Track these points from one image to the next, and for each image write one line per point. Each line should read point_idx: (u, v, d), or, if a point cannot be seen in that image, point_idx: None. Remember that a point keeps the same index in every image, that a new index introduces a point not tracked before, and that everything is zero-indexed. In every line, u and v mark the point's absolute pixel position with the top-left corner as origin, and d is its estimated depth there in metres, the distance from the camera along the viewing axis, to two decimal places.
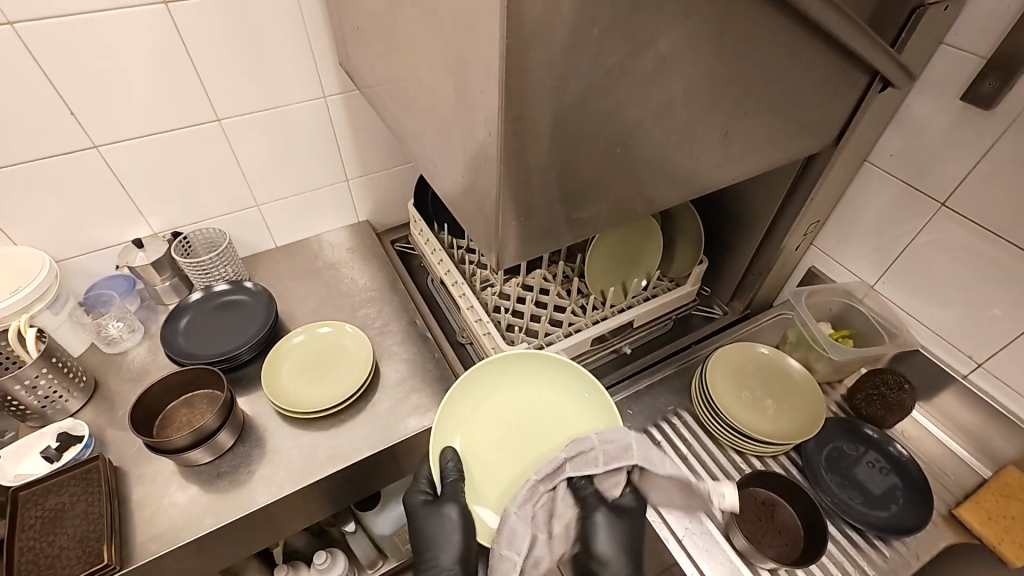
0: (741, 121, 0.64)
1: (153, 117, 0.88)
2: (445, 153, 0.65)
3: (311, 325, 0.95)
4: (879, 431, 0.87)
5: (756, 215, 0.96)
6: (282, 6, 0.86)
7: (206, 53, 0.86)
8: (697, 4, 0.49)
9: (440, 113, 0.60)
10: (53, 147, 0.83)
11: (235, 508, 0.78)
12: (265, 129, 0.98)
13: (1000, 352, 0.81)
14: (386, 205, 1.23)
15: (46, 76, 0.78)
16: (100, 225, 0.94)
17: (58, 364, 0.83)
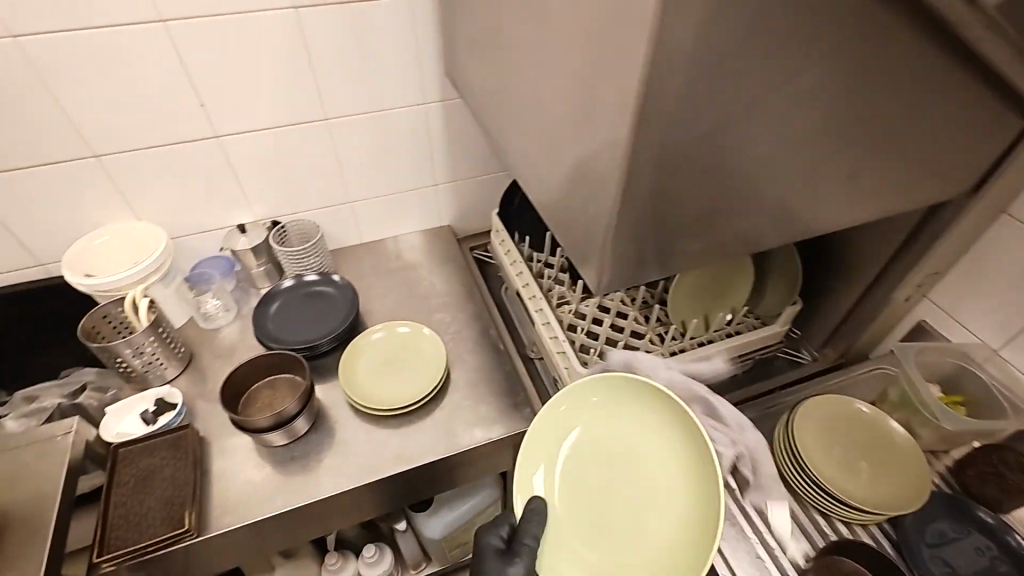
0: (873, 162, 0.59)
1: (268, 113, 0.94)
2: (549, 170, 0.64)
3: (391, 324, 0.96)
4: (999, 516, 0.76)
5: (865, 259, 0.89)
6: (399, 15, 0.90)
7: (325, 55, 0.90)
8: (850, 38, 0.46)
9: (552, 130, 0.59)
10: (182, 134, 0.91)
11: (304, 493, 0.81)
12: (367, 130, 1.02)
13: None
14: (470, 212, 1.25)
15: (185, 69, 0.84)
16: (210, 209, 1.01)
17: (162, 334, 0.90)
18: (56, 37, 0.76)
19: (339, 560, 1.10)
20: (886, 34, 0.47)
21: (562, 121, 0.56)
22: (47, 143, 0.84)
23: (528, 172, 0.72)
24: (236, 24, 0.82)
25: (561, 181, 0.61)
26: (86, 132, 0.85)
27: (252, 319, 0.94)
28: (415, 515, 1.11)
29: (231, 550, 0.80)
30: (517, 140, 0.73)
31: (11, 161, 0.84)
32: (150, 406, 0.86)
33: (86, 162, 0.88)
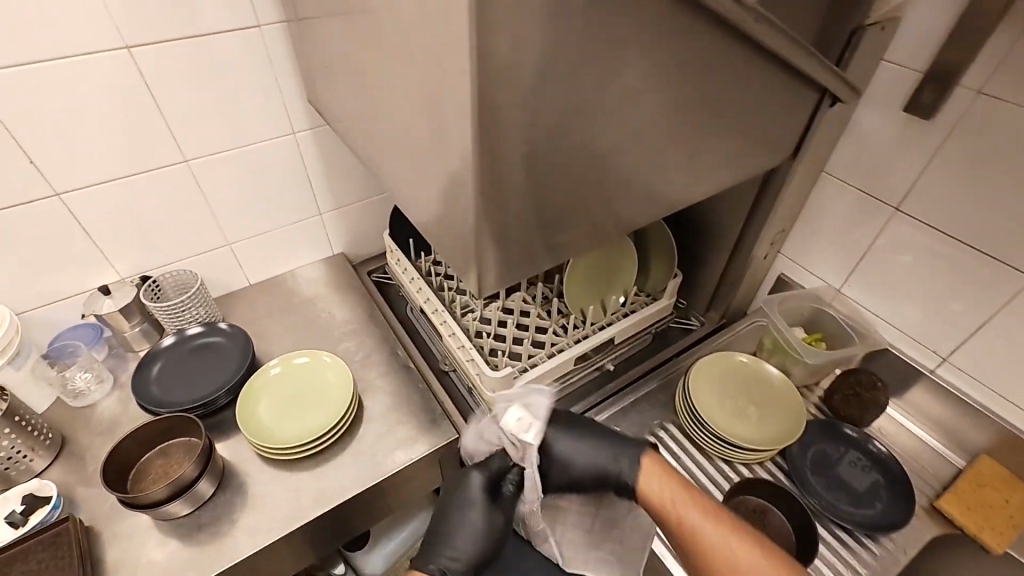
0: (704, 141, 0.66)
1: (117, 163, 0.87)
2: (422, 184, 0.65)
3: (287, 356, 0.91)
4: (859, 430, 0.89)
5: (726, 230, 0.99)
6: (245, 46, 0.87)
7: (172, 94, 0.85)
8: (654, 36, 0.51)
9: (416, 148, 0.61)
10: (12, 197, 0.81)
11: (220, 559, 0.75)
12: (235, 168, 0.98)
13: (963, 345, 0.85)
14: (361, 236, 1.22)
15: (6, 127, 0.76)
16: (62, 275, 0.92)
17: (20, 421, 0.80)
18: None
19: None
20: (688, 23, 0.53)
21: (421, 137, 0.58)
22: None
23: (403, 190, 0.72)
24: (58, 71, 0.75)
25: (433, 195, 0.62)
26: None
27: (134, 382, 0.87)
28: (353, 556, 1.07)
29: None
30: (388, 160, 0.73)
31: None
32: (18, 505, 0.76)
33: None
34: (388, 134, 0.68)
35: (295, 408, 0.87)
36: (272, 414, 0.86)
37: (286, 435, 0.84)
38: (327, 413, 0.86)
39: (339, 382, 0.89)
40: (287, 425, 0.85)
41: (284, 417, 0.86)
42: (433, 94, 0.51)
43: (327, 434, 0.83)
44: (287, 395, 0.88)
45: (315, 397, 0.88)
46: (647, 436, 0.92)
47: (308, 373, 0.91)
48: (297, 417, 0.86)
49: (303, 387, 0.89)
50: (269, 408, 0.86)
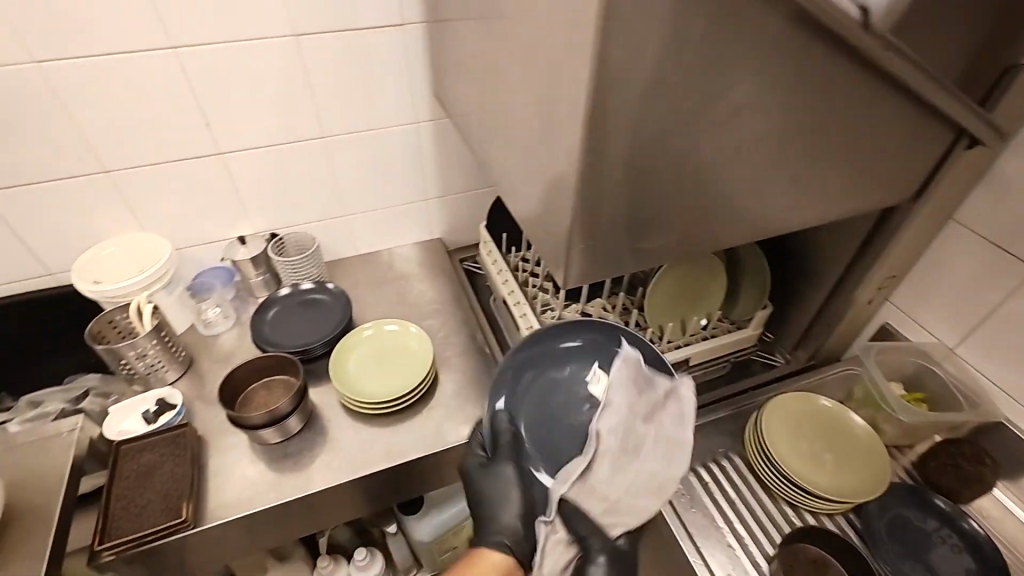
0: (814, 169, 0.65)
1: (269, 131, 1.00)
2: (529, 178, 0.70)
3: (380, 321, 1.00)
4: (953, 504, 0.81)
5: (828, 267, 0.95)
6: (389, 41, 0.97)
7: (322, 78, 0.97)
8: (775, 58, 0.52)
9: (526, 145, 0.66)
10: (188, 151, 0.97)
11: (298, 487, 0.85)
12: (362, 148, 1.09)
13: None
14: (459, 225, 1.31)
15: (193, 93, 0.91)
16: (211, 221, 1.08)
17: (164, 337, 0.95)
18: (71, 63, 0.82)
19: (331, 563, 1.14)
20: (814, 47, 0.52)
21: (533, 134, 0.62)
22: (66, 160, 0.91)
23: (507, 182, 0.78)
24: (241, 50, 0.90)
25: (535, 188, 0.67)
26: (100, 150, 0.92)
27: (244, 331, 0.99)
28: (405, 518, 1.14)
29: (226, 544, 0.84)
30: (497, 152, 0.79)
31: (28, 176, 0.90)
32: (151, 406, 0.90)
33: (97, 177, 0.94)
34: (501, 130, 0.74)
35: (381, 369, 0.95)
36: (360, 369, 0.95)
37: (369, 391, 0.92)
38: (407, 379, 0.93)
39: (421, 353, 0.96)
40: (372, 382, 0.94)
41: (370, 374, 0.94)
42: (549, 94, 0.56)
43: (405, 397, 0.91)
44: (374, 356, 0.96)
45: (399, 362, 0.96)
46: (708, 462, 0.89)
47: (394, 339, 0.99)
48: (381, 377, 0.94)
49: (389, 351, 0.97)
50: (358, 365, 0.95)
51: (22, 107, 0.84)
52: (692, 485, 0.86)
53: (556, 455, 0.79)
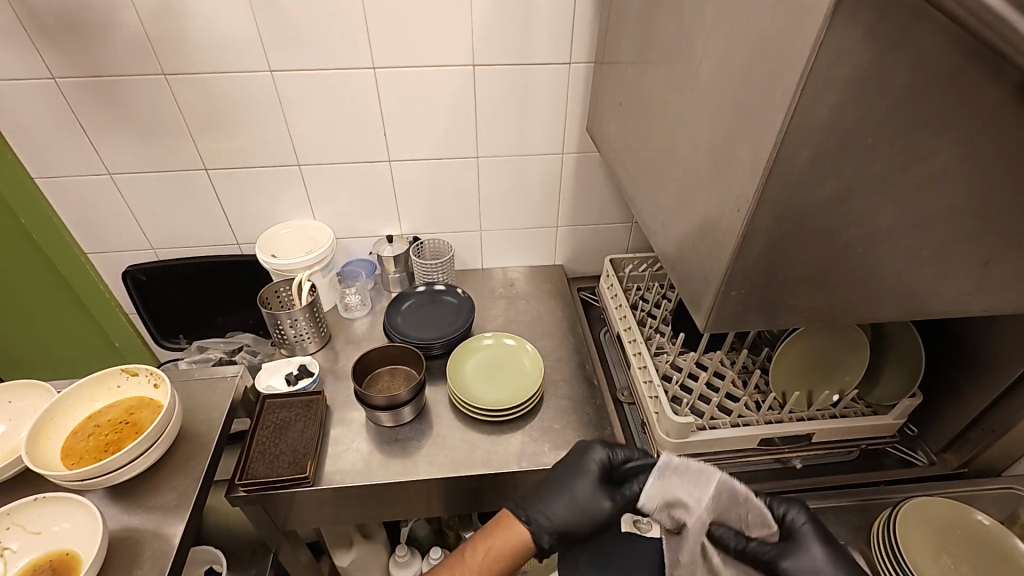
0: (1013, 256, 0.56)
1: (432, 147, 1.11)
2: (671, 222, 0.70)
3: (500, 333, 1.05)
4: None
5: (1003, 366, 0.83)
6: (554, 78, 1.04)
7: (487, 105, 1.07)
8: (988, 130, 0.46)
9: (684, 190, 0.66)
10: (363, 155, 1.11)
11: (403, 472, 0.91)
12: (509, 170, 1.17)
13: None
14: (584, 254, 1.34)
15: (379, 108, 1.05)
16: (365, 219, 1.21)
17: (314, 312, 1.07)
18: (294, 72, 0.99)
19: (408, 553, 1.19)
20: None
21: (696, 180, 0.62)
22: (271, 151, 1.08)
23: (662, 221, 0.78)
24: (424, 74, 1.01)
25: (683, 233, 0.67)
26: (298, 147, 1.08)
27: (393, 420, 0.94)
28: (483, 529, 1.17)
29: (333, 505, 0.93)
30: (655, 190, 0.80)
31: (239, 159, 1.09)
32: (294, 370, 1.03)
33: (290, 167, 1.11)
34: (653, 171, 0.76)
35: (493, 372, 1.01)
36: (475, 367, 1.01)
37: (482, 388, 0.98)
38: (518, 389, 0.98)
39: (536, 372, 0.99)
40: (484, 380, 1.00)
41: (485, 373, 1.01)
42: (723, 145, 0.55)
43: (513, 407, 0.94)
44: (491, 358, 1.03)
45: (515, 371, 1.00)
46: None
47: (514, 346, 1.04)
48: (493, 380, 1.00)
49: (503, 354, 1.03)
50: (476, 363, 1.02)
51: (249, 101, 1.02)
52: None
53: (410, 318, 1.10)
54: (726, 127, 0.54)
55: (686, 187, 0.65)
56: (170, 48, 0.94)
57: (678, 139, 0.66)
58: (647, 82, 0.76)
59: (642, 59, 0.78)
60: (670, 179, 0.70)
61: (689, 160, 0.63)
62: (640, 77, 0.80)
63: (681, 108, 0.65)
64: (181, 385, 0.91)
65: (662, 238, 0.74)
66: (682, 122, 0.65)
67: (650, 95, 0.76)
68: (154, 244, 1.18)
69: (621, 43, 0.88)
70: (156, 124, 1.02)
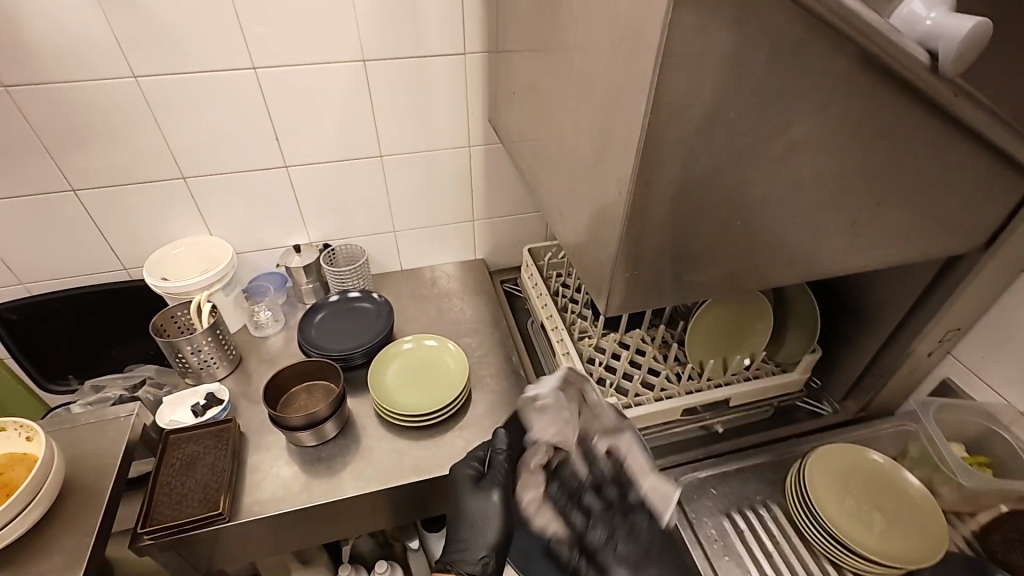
0: (873, 214, 0.60)
1: (331, 149, 1.06)
2: (568, 209, 0.70)
3: (420, 335, 1.02)
4: None
5: (883, 315, 0.91)
6: (451, 70, 1.02)
7: (385, 102, 1.03)
8: (835, 98, 0.49)
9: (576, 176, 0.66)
10: (257, 163, 1.04)
11: (329, 492, 0.86)
12: (417, 167, 1.13)
13: None
14: (504, 245, 1.33)
15: (266, 110, 0.98)
16: (267, 230, 1.13)
17: (218, 333, 1.00)
18: (164, 76, 0.90)
19: (351, 572, 1.15)
20: (879, 90, 0.49)
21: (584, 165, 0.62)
22: (148, 165, 0.99)
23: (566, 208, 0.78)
24: (311, 72, 0.96)
25: (580, 217, 0.67)
26: (181, 159, 1.00)
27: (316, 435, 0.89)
28: (427, 535, 1.14)
29: (256, 539, 0.87)
30: None
31: (113, 177, 0.98)
32: (201, 400, 0.96)
33: (175, 181, 1.02)
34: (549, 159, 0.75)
35: (417, 376, 0.98)
36: (397, 372, 0.98)
37: (407, 394, 0.96)
38: (444, 390, 0.96)
39: (461, 370, 0.98)
40: (407, 384, 0.97)
41: (408, 378, 0.98)
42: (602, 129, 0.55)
43: (440, 409, 0.92)
44: (413, 361, 1.00)
45: (441, 371, 0.98)
46: (744, 509, 0.85)
47: (436, 346, 1.02)
48: (417, 383, 0.97)
49: (426, 355, 1.01)
50: (397, 369, 0.99)
51: (116, 112, 0.92)
52: (726, 533, 0.83)
53: (326, 329, 1.05)
54: (603, 111, 0.54)
55: (577, 174, 0.65)
56: (8, 57, 0.83)
57: (565, 124, 0.66)
58: (535, 69, 0.76)
59: (528, 48, 0.78)
60: (560, 165, 0.70)
61: (576, 145, 0.63)
62: (528, 65, 0.79)
63: (564, 95, 0.64)
64: (65, 433, 0.82)
65: (563, 224, 0.74)
66: (567, 108, 0.64)
67: (537, 83, 0.75)
68: (23, 278, 1.06)
69: (510, 33, 0.87)
70: (5, 143, 0.90)
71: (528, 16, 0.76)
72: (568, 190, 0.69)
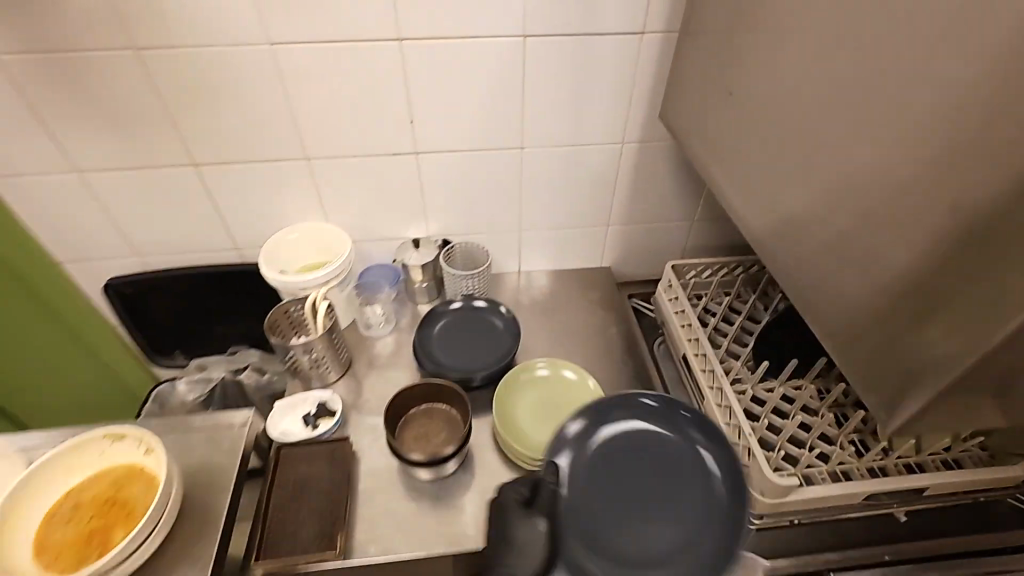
0: None
1: (468, 137, 0.92)
2: (841, 259, 0.53)
3: (558, 363, 0.89)
4: None
5: None
6: (621, 52, 0.84)
7: (538, 86, 0.87)
8: None
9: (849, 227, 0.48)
10: (385, 148, 0.92)
11: (448, 537, 0.77)
12: (559, 162, 0.98)
13: None
14: (638, 252, 1.16)
15: (405, 89, 0.85)
16: (385, 219, 1.02)
17: (334, 340, 0.92)
18: (301, 46, 0.79)
19: None
20: None
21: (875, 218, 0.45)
22: (274, 144, 0.89)
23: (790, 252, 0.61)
24: (461, 48, 0.81)
25: (866, 276, 0.50)
26: (308, 139, 0.89)
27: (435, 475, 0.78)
28: None
29: None
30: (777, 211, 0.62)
31: (236, 154, 0.90)
32: (312, 408, 0.88)
33: (298, 162, 0.92)
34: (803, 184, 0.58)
35: (550, 410, 0.85)
36: (528, 403, 0.86)
37: (538, 430, 0.83)
38: None
39: None
40: (541, 419, 0.84)
41: (539, 411, 0.85)
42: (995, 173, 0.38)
43: None
44: (547, 391, 0.87)
45: (578, 410, 0.85)
46: None
47: (575, 376, 0.88)
48: (550, 419, 0.84)
49: (562, 387, 0.88)
50: (529, 397, 0.87)
51: (246, 84, 0.82)
52: None
53: (448, 342, 0.94)
54: (1006, 153, 0.37)
55: (874, 219, 0.48)
56: (142, 16, 0.74)
57: (867, 148, 0.48)
58: (789, 62, 0.57)
59: (775, 31, 0.59)
60: (833, 200, 0.53)
61: (895, 181, 0.46)
62: (769, 54, 0.61)
63: (875, 108, 0.46)
64: (180, 440, 0.76)
65: (812, 271, 0.57)
66: (879, 128, 0.46)
67: (794, 81, 0.57)
68: (140, 252, 1.00)
69: (723, 8, 0.68)
70: (133, 113, 0.83)
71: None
72: (843, 234, 0.52)
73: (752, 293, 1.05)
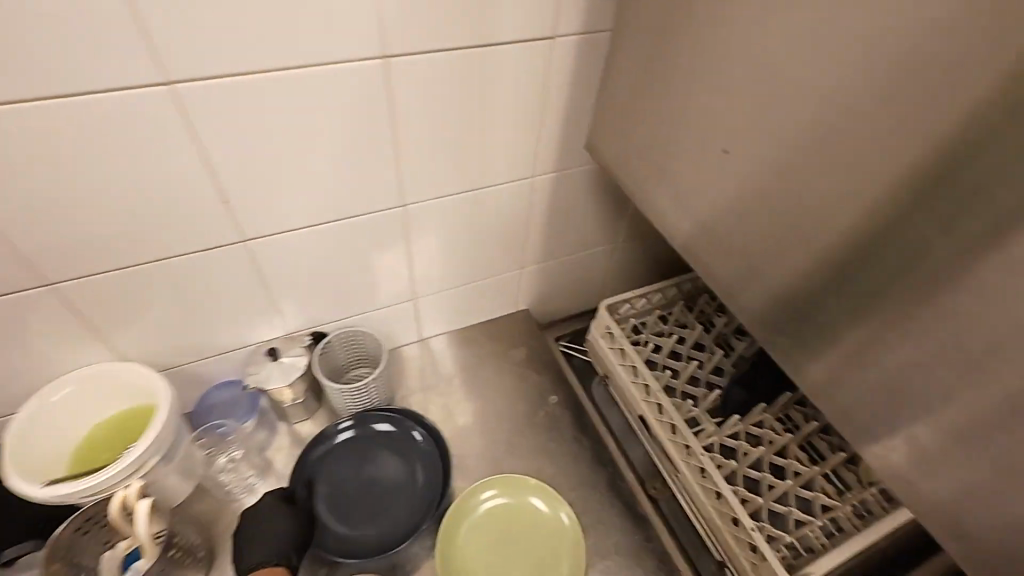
0: None
1: (322, 206, 0.63)
2: (920, 398, 0.38)
3: (512, 482, 0.70)
4: None
5: None
6: (523, 67, 0.60)
7: (412, 126, 0.60)
8: None
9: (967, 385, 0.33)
10: (190, 243, 0.59)
11: None
12: (454, 213, 0.73)
13: None
14: (560, 290, 0.98)
15: (201, 158, 0.53)
16: (224, 328, 0.70)
17: (174, 552, 0.60)
18: None
19: None
20: None
21: None
22: None
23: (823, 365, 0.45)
24: (283, 89, 0.51)
25: (974, 439, 0.36)
26: (42, 255, 0.54)
27: None
28: None
29: None
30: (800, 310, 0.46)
31: None
32: None
33: (37, 291, 0.56)
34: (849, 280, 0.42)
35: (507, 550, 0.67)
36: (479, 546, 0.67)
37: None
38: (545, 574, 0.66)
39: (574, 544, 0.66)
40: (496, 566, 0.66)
41: (493, 552, 0.67)
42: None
43: None
44: (500, 521, 0.69)
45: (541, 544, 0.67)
46: None
47: (534, 496, 0.70)
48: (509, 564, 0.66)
49: (519, 513, 0.69)
50: (477, 536, 0.68)
51: None
52: None
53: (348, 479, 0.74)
54: None
55: (1002, 376, 0.33)
56: None
57: (989, 276, 0.32)
58: (819, 117, 0.40)
59: (790, 68, 0.41)
60: (910, 327, 0.37)
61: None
62: (782, 98, 0.42)
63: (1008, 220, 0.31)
64: None
65: (868, 404, 0.42)
66: (1015, 252, 0.31)
67: (832, 147, 0.39)
68: None
69: (689, 19, 0.48)
70: None
71: (808, 7, 0.38)
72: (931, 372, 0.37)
73: (692, 316, 0.92)
